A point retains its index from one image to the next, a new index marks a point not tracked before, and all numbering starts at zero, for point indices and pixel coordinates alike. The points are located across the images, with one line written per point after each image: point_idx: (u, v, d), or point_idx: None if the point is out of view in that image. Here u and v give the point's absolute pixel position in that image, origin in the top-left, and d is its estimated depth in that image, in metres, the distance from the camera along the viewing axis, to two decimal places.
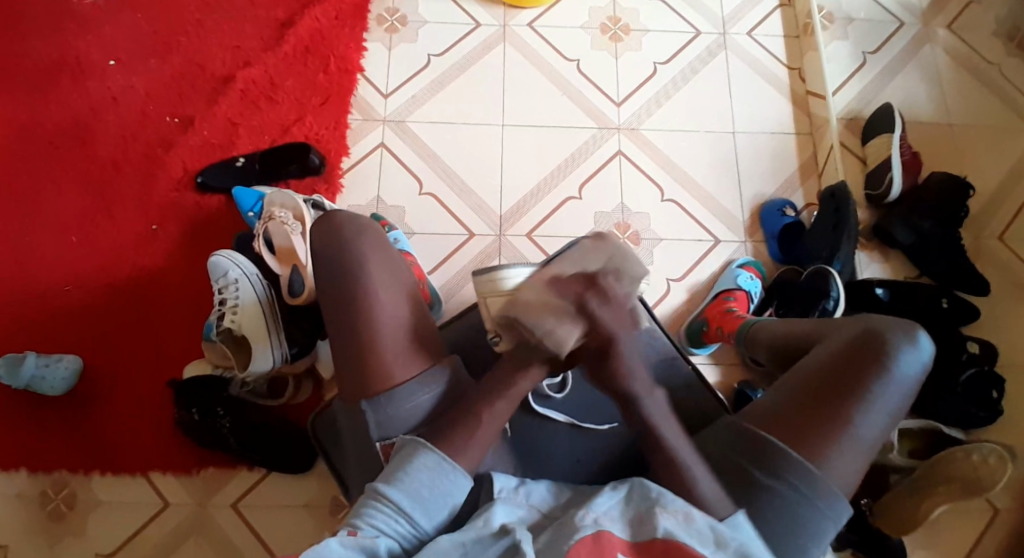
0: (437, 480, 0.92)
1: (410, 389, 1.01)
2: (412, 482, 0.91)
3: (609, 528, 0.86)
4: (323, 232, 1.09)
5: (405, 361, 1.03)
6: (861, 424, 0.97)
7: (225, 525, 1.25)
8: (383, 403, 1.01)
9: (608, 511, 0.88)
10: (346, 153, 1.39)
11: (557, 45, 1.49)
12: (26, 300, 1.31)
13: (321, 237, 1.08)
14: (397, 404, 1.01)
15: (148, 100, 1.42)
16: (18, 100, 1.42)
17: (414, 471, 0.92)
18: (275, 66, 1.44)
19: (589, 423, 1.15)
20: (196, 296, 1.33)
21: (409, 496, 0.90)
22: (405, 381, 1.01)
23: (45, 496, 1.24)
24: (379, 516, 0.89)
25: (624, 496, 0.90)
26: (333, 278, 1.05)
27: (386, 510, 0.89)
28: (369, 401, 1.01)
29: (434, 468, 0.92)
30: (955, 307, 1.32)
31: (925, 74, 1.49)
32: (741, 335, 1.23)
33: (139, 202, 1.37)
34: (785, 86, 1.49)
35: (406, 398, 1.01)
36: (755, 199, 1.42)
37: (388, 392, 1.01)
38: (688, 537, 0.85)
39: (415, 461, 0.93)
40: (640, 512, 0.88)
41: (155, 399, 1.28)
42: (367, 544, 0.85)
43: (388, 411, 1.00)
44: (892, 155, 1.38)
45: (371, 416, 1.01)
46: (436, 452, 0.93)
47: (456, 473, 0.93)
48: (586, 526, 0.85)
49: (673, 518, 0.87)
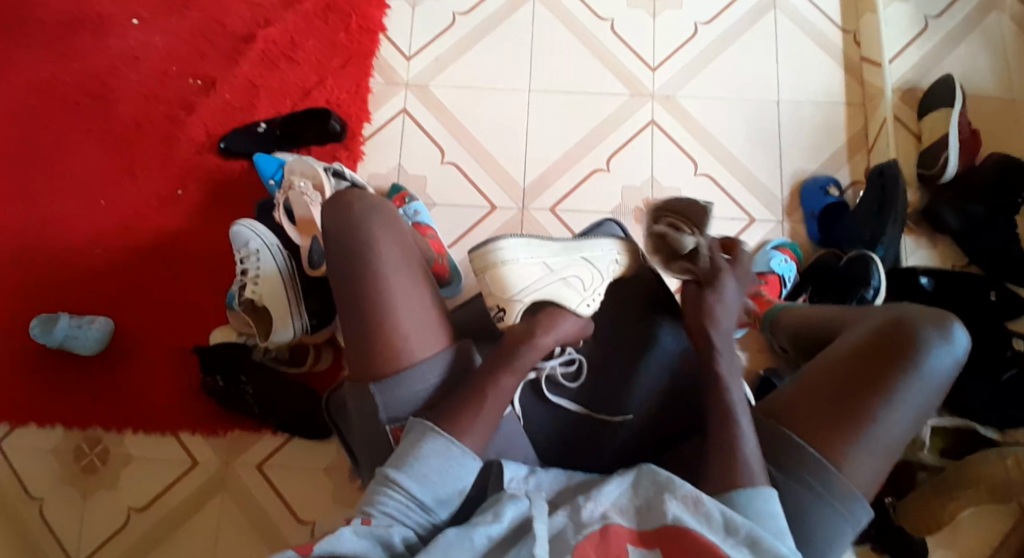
0: (448, 465, 0.88)
1: (421, 373, 0.97)
2: (423, 468, 0.88)
3: (617, 521, 0.82)
4: (332, 214, 1.03)
5: (415, 341, 0.98)
6: (885, 422, 0.88)
7: (249, 485, 1.28)
8: (392, 385, 0.97)
9: (616, 503, 0.84)
10: (367, 119, 1.37)
11: (590, 4, 1.41)
12: (56, 262, 1.34)
13: (330, 220, 1.02)
14: (406, 387, 0.97)
15: (171, 60, 1.41)
16: (45, 61, 1.42)
17: (424, 456, 0.88)
18: (297, 26, 1.40)
19: (600, 412, 1.06)
20: (219, 263, 1.34)
21: (420, 482, 0.87)
22: (414, 363, 0.97)
23: (79, 450, 1.29)
24: (391, 504, 0.86)
25: (632, 483, 0.85)
26: (340, 257, 1.01)
27: (398, 497, 0.86)
28: (378, 384, 0.96)
29: (444, 453, 0.89)
30: (1005, 299, 1.24)
31: (993, 39, 1.37)
32: (771, 321, 1.16)
33: (164, 165, 1.37)
34: (837, 52, 1.38)
35: (417, 381, 0.97)
36: (795, 176, 1.34)
37: (397, 374, 0.97)
38: (698, 524, 0.81)
39: (425, 447, 0.89)
40: (649, 498, 0.84)
41: (179, 362, 1.31)
42: (380, 534, 0.82)
43: (397, 393, 0.97)
44: (948, 131, 1.27)
45: (381, 399, 0.97)
46: (444, 435, 0.89)
47: (466, 456, 0.89)
48: (593, 521, 0.82)
49: (682, 505, 0.82)
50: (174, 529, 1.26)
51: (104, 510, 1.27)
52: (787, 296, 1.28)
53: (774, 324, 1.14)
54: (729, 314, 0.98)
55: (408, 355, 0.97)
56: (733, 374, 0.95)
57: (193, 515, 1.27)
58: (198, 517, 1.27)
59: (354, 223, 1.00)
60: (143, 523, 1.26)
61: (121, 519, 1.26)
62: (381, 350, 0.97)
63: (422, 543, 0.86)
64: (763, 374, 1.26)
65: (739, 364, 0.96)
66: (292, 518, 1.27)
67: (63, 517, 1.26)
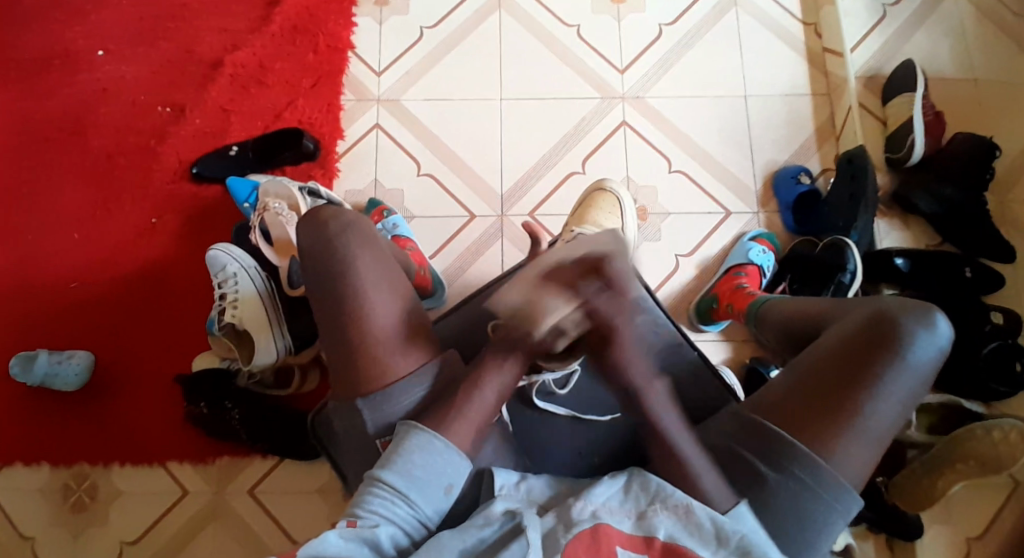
0: (434, 460, 0.86)
1: (406, 388, 0.92)
2: (407, 464, 0.85)
3: (608, 521, 0.80)
4: (308, 230, 0.98)
5: (398, 355, 0.93)
6: (872, 414, 0.88)
7: (242, 511, 1.26)
8: (379, 401, 0.92)
9: (606, 504, 0.82)
10: (341, 136, 1.37)
11: (555, 11, 1.43)
12: (33, 298, 1.32)
13: (306, 235, 0.97)
14: (395, 403, 0.92)
15: (140, 90, 1.40)
16: (12, 96, 1.40)
17: (407, 453, 0.86)
18: (265, 49, 1.40)
19: (590, 413, 1.06)
20: (199, 289, 1.32)
21: (406, 478, 0.85)
22: (399, 377, 0.92)
23: (66, 488, 1.26)
24: (377, 502, 0.83)
25: (623, 488, 0.84)
26: (311, 275, 0.96)
27: (385, 496, 0.84)
28: (365, 399, 0.92)
29: (427, 448, 0.86)
30: (979, 276, 1.26)
31: (948, 24, 1.41)
32: (751, 312, 1.17)
33: (139, 194, 1.36)
34: (799, 44, 1.41)
35: (406, 395, 0.92)
36: (768, 167, 1.36)
37: (384, 389, 0.92)
38: (689, 538, 0.80)
39: (409, 443, 0.87)
40: (640, 504, 0.83)
41: (163, 393, 1.29)
42: (367, 536, 0.80)
43: (384, 408, 0.91)
44: (913, 115, 1.30)
45: (369, 415, 0.92)
46: (427, 431, 0.87)
47: (450, 451, 0.87)
48: (583, 520, 0.80)
49: (673, 516, 0.81)
50: None
51: (95, 546, 1.24)
52: (767, 286, 1.30)
53: (757, 316, 1.15)
54: (636, 350, 0.88)
55: (393, 371, 0.92)
56: (651, 383, 0.89)
57: (186, 546, 1.24)
58: (190, 546, 1.24)
59: (327, 238, 0.96)
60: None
61: (114, 554, 1.24)
62: (364, 366, 0.92)
63: (413, 546, 0.83)
64: (748, 364, 1.26)
65: (663, 383, 0.89)
66: (284, 540, 1.25)
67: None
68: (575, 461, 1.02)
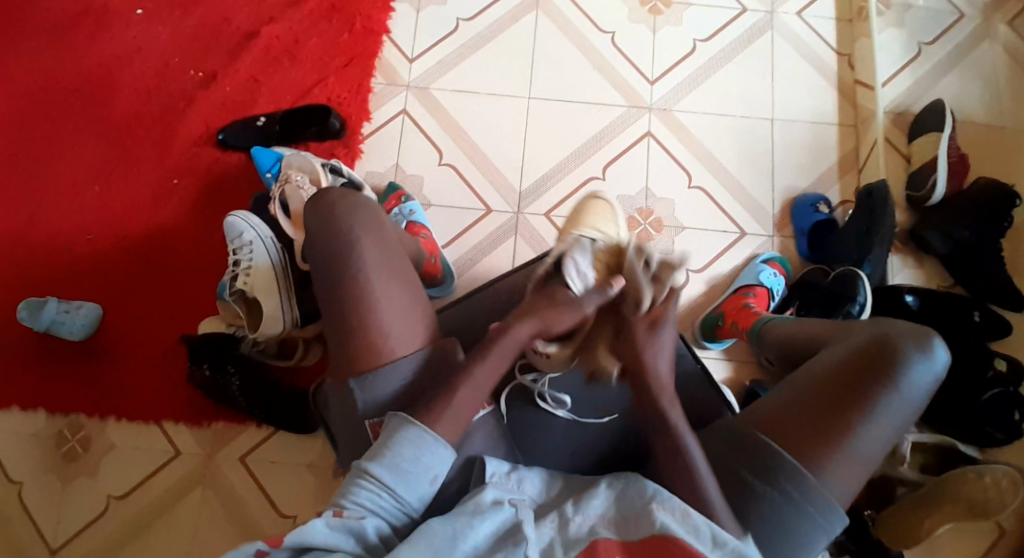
0: (422, 455, 0.85)
1: (398, 370, 0.92)
2: (395, 457, 0.85)
3: (604, 535, 0.81)
4: (313, 212, 0.97)
5: (396, 337, 0.93)
6: (865, 433, 0.88)
7: (231, 477, 1.26)
8: (371, 381, 0.92)
9: (602, 517, 0.83)
10: (367, 118, 1.38)
11: (592, 17, 1.44)
12: (48, 246, 1.33)
13: (311, 218, 0.97)
14: (387, 384, 0.92)
15: (174, 53, 1.42)
16: (48, 46, 1.42)
17: (396, 445, 0.85)
18: (302, 25, 1.42)
19: (586, 416, 1.05)
20: (212, 254, 1.33)
21: (393, 471, 0.84)
22: (393, 359, 0.92)
23: (61, 437, 1.27)
24: (363, 494, 0.83)
25: (619, 495, 0.84)
26: (315, 250, 0.95)
27: (370, 488, 0.83)
28: (358, 378, 0.91)
29: (417, 441, 0.86)
30: (987, 320, 1.26)
31: (982, 68, 1.41)
32: (755, 332, 1.17)
33: (163, 155, 1.37)
34: (831, 73, 1.42)
35: (395, 377, 0.92)
36: (786, 193, 1.36)
37: (378, 368, 0.92)
38: (687, 534, 0.80)
39: (398, 436, 0.86)
40: (636, 509, 0.83)
41: (166, 353, 1.30)
42: (352, 527, 0.80)
43: (378, 388, 0.92)
44: (937, 155, 1.30)
45: (361, 395, 0.92)
46: (417, 425, 0.86)
47: (439, 444, 0.86)
48: (581, 538, 0.81)
49: (670, 515, 0.82)
50: (154, 519, 1.24)
51: (83, 497, 1.25)
52: (775, 309, 1.30)
53: (759, 335, 1.15)
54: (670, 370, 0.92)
55: (389, 353, 0.92)
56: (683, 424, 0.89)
57: (173, 506, 1.25)
58: (176, 508, 1.25)
59: (335, 222, 0.95)
60: (120, 513, 1.24)
61: (100, 508, 1.25)
62: (361, 342, 0.92)
63: (397, 537, 0.84)
64: (748, 385, 1.26)
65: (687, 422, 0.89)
66: (270, 513, 1.25)
67: (39, 505, 1.25)
68: (566, 459, 1.03)
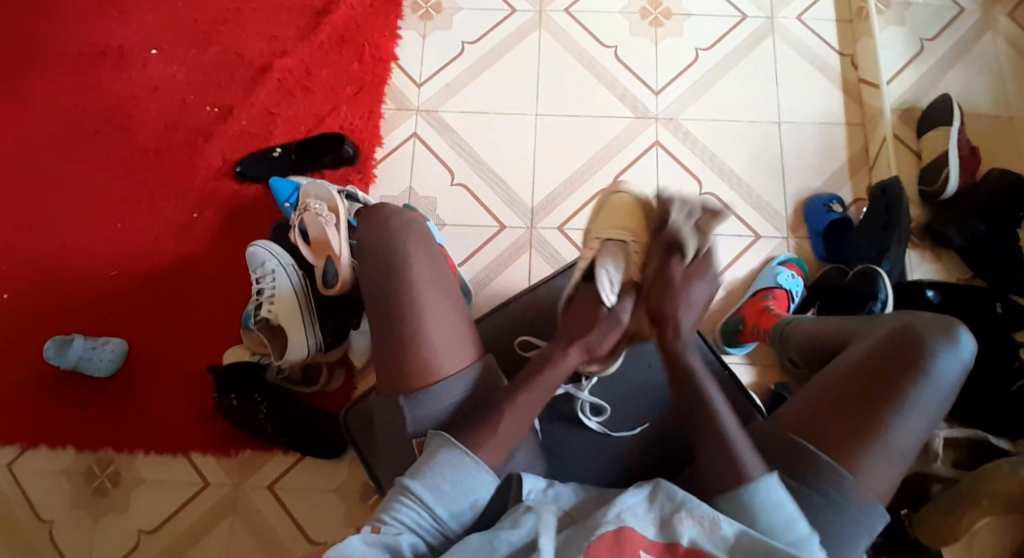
0: (464, 477, 0.86)
1: (447, 388, 0.93)
2: (436, 476, 0.86)
3: (632, 525, 0.81)
4: (367, 226, 0.99)
5: (444, 355, 0.94)
6: (897, 428, 0.88)
7: (260, 506, 1.27)
8: (421, 401, 0.93)
9: (633, 509, 0.82)
10: (379, 143, 1.40)
11: (593, 33, 1.46)
12: (74, 284, 1.36)
13: (366, 232, 0.98)
14: (434, 403, 0.93)
15: (189, 90, 1.45)
16: (66, 89, 1.46)
17: (438, 465, 0.87)
18: (312, 57, 1.45)
19: (619, 431, 1.08)
20: (233, 284, 1.35)
21: (433, 491, 0.85)
22: (444, 377, 0.94)
23: (90, 473, 1.29)
24: (403, 511, 0.84)
25: (651, 494, 0.84)
26: (366, 268, 0.97)
27: (410, 506, 0.84)
28: (408, 397, 0.93)
29: (458, 463, 0.87)
30: (1011, 312, 1.24)
31: (986, 61, 1.41)
32: (776, 333, 1.17)
33: (182, 190, 1.40)
34: (834, 74, 1.43)
35: (445, 396, 0.93)
36: (799, 194, 1.36)
37: (427, 388, 0.93)
38: (711, 545, 0.80)
39: (439, 457, 0.87)
40: (664, 513, 0.82)
41: (192, 384, 1.31)
42: (390, 542, 0.80)
43: (425, 409, 0.93)
44: (948, 149, 1.30)
45: (410, 414, 0.93)
46: (459, 446, 0.88)
47: (480, 468, 0.87)
48: (608, 522, 0.80)
49: (698, 526, 0.81)
50: (186, 550, 1.25)
51: (114, 531, 1.26)
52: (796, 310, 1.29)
53: (781, 336, 1.15)
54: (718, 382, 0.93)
55: (439, 371, 0.94)
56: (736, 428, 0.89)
57: (204, 537, 1.25)
58: (207, 538, 1.25)
59: (391, 236, 0.97)
60: (152, 546, 1.25)
61: (132, 541, 1.25)
62: (409, 358, 0.93)
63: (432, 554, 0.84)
64: (774, 389, 1.25)
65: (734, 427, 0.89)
66: (300, 541, 1.25)
67: (72, 540, 1.26)
68: (594, 471, 1.06)
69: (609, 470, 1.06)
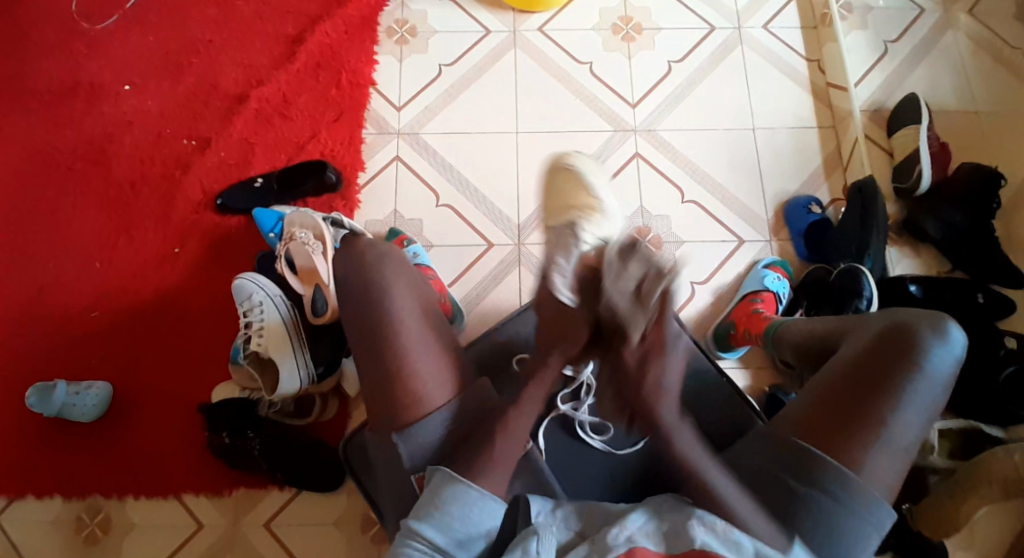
0: (471, 511, 0.85)
1: (439, 418, 0.92)
2: (444, 516, 0.85)
3: (643, 545, 0.80)
4: (343, 261, 0.99)
5: (434, 386, 0.93)
6: (896, 424, 0.89)
7: (258, 544, 1.24)
8: (415, 434, 0.92)
9: (643, 528, 0.82)
10: (361, 168, 1.40)
11: (568, 49, 1.48)
12: (54, 327, 1.32)
13: (343, 267, 0.98)
14: (429, 435, 0.92)
15: (165, 123, 1.43)
16: (38, 129, 1.43)
17: (444, 504, 0.85)
18: (289, 85, 1.45)
19: (623, 448, 1.07)
20: (219, 318, 1.33)
21: (443, 531, 0.84)
22: (434, 406, 0.92)
23: (79, 521, 1.24)
24: (415, 556, 0.83)
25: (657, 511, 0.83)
26: (348, 306, 0.96)
27: (422, 549, 0.84)
28: (400, 433, 0.91)
29: (464, 499, 0.85)
30: (991, 301, 1.27)
31: (948, 60, 1.46)
32: (768, 337, 1.18)
33: (162, 226, 1.38)
34: (804, 79, 1.46)
35: (438, 425, 0.92)
36: (777, 197, 1.39)
37: (419, 420, 0.92)
38: (726, 551, 0.80)
39: (444, 494, 0.86)
40: (674, 524, 0.82)
41: (181, 422, 1.28)
42: None
43: (420, 441, 0.91)
44: (919, 146, 1.34)
45: (406, 449, 0.92)
46: (463, 481, 0.86)
47: (486, 499, 0.86)
48: (619, 544, 0.80)
49: (710, 533, 0.81)
50: None
51: None
52: (784, 311, 1.31)
53: (773, 339, 1.16)
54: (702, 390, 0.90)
55: (428, 400, 0.93)
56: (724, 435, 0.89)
57: None
58: None
59: (367, 268, 0.97)
60: None
61: None
62: (399, 388, 0.92)
63: None
64: (769, 390, 1.25)
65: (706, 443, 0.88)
66: None
67: None
68: (602, 485, 1.06)
69: (615, 481, 1.06)
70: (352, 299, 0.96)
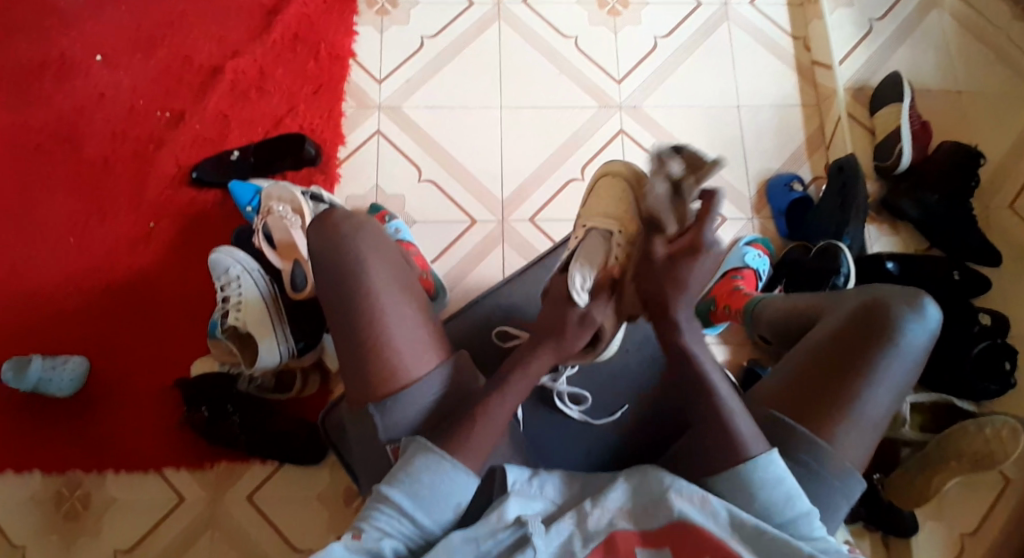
0: (441, 480, 0.83)
1: (416, 392, 0.91)
2: (415, 482, 0.83)
3: (623, 528, 0.81)
4: (317, 233, 0.96)
5: (410, 360, 0.92)
6: (869, 398, 0.90)
7: (240, 518, 1.23)
8: (390, 408, 0.91)
9: (621, 508, 0.82)
10: (342, 142, 1.38)
11: (553, 23, 1.46)
12: (29, 303, 1.30)
13: (318, 240, 0.96)
14: (405, 409, 0.91)
15: (139, 95, 1.40)
16: (8, 100, 1.40)
17: (416, 470, 0.83)
18: (266, 56, 1.42)
19: (599, 418, 1.10)
20: (198, 293, 1.32)
21: (411, 496, 0.82)
22: (412, 379, 0.92)
23: (58, 497, 1.23)
24: (382, 518, 0.81)
25: (637, 485, 0.84)
26: (322, 280, 0.95)
27: (390, 512, 0.82)
28: (376, 405, 0.91)
29: (436, 467, 0.83)
30: (966, 278, 1.29)
31: (931, 38, 1.47)
32: (748, 314, 1.18)
33: (139, 199, 1.35)
34: (788, 57, 1.46)
35: (415, 399, 0.91)
36: (760, 175, 1.39)
37: (394, 394, 0.91)
38: (703, 520, 0.81)
39: (416, 462, 0.84)
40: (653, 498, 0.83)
41: (160, 399, 1.27)
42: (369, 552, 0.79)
43: (395, 415, 0.91)
44: (900, 124, 1.35)
45: (381, 422, 0.91)
46: (437, 451, 0.84)
47: (458, 470, 0.83)
48: (600, 532, 0.81)
49: (689, 504, 0.82)
50: None
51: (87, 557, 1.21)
52: (764, 288, 1.31)
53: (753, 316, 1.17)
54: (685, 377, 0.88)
55: (406, 374, 0.92)
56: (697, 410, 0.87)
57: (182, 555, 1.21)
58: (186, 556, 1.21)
59: (340, 241, 0.94)
60: None
61: None
62: (377, 363, 0.92)
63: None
64: (747, 365, 1.27)
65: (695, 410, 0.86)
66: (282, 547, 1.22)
67: None
68: (584, 461, 1.07)
69: (598, 456, 1.07)
70: (326, 275, 0.94)
